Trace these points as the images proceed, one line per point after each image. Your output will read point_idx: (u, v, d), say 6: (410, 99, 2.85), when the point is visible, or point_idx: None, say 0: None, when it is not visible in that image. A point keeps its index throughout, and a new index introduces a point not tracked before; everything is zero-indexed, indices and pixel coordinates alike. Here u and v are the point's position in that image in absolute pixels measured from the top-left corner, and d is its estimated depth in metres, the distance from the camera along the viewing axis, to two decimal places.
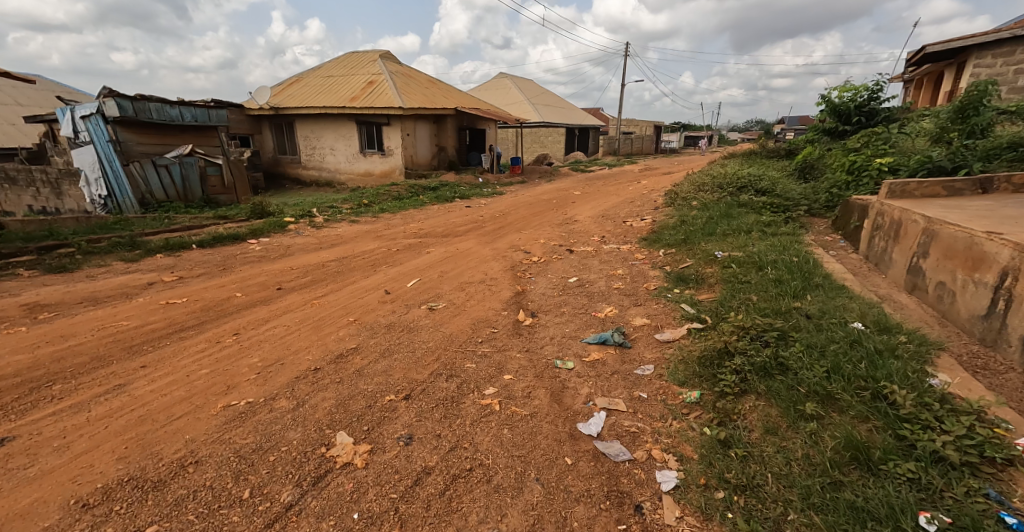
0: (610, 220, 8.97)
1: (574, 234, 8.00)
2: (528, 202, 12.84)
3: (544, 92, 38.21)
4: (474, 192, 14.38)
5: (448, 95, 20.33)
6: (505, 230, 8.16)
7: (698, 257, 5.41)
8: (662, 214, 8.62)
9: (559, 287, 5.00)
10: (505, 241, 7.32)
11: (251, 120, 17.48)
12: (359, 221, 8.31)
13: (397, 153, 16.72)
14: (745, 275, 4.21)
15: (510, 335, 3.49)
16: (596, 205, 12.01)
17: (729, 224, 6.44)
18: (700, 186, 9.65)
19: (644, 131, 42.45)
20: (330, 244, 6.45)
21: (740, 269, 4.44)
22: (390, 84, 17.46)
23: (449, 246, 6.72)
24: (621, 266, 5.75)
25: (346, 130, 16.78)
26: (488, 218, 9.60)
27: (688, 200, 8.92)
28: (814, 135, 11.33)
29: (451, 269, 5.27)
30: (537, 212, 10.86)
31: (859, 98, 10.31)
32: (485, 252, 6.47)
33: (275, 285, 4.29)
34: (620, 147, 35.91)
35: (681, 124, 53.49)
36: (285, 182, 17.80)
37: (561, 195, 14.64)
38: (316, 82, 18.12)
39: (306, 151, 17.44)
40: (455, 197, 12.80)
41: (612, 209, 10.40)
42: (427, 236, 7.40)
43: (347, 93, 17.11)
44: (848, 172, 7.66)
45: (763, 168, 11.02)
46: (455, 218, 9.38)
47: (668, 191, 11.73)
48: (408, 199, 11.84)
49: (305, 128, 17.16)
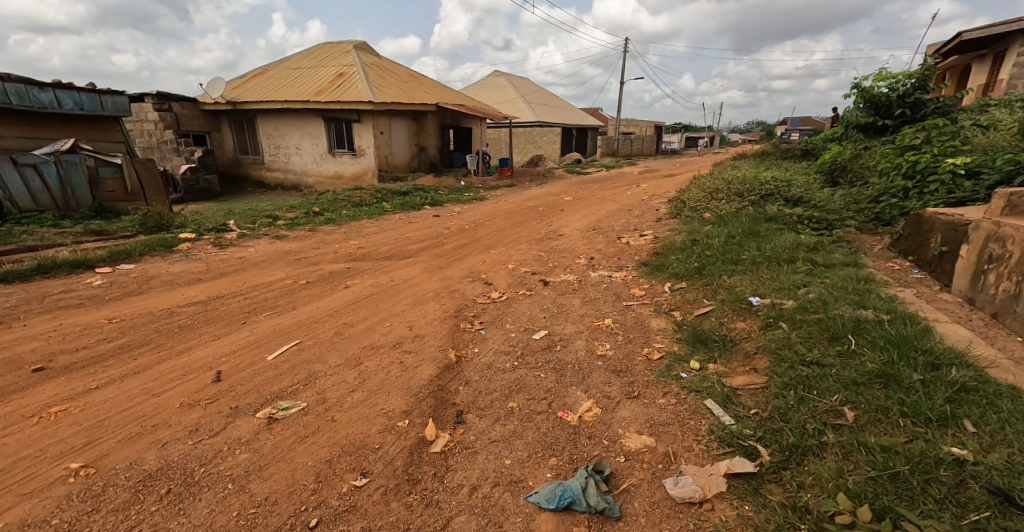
0: (601, 236, 7.39)
1: (554, 254, 6.42)
2: (511, 209, 11.29)
3: (540, 91, 36.70)
4: (451, 198, 12.83)
5: (430, 91, 18.85)
6: (470, 251, 6.60)
7: (726, 302, 3.77)
8: (665, 229, 7.03)
9: (515, 351, 3.38)
10: (463, 267, 5.75)
11: (208, 115, 15.85)
12: (290, 238, 6.72)
13: (369, 153, 15.52)
14: (819, 353, 2.56)
15: (390, 492, 1.85)
16: (585, 213, 10.46)
17: (756, 247, 4.89)
18: (710, 191, 8.18)
19: (644, 132, 40.92)
20: (222, 271, 4.85)
21: (805, 336, 2.78)
22: (362, 77, 16.01)
23: (387, 275, 5.14)
24: (609, 312, 4.14)
25: (313, 127, 15.55)
26: (455, 233, 8.02)
27: (696, 209, 7.42)
28: (847, 130, 9.78)
29: (364, 320, 3.65)
30: (517, 223, 9.29)
31: (900, 88, 8.76)
32: (431, 285, 4.87)
33: (35, 361, 2.62)
34: (618, 148, 34.32)
35: (681, 127, 52.09)
36: (248, 186, 16.39)
37: (550, 201, 13.07)
38: (283, 76, 16.58)
39: (269, 151, 16.14)
40: (426, 204, 11.23)
41: (604, 220, 8.83)
42: (364, 260, 5.81)
43: (315, 86, 15.64)
44: (903, 175, 6.10)
45: (783, 171, 9.46)
46: (415, 232, 7.80)
47: (673, 197, 10.20)
48: (371, 207, 10.25)
49: (267, 125, 15.86)
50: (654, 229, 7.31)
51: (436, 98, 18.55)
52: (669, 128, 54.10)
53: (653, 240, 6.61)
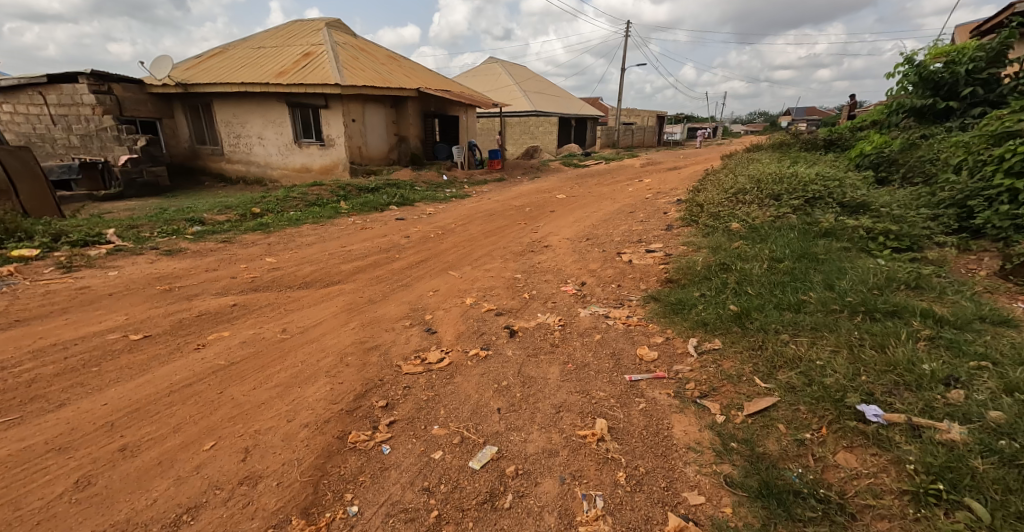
0: (594, 251, 5.92)
1: (533, 281, 4.96)
2: (493, 210, 9.80)
3: (536, 79, 35.00)
4: (428, 197, 11.39)
5: (412, 76, 17.26)
6: (423, 275, 5.10)
7: (822, 400, 2.19)
8: (677, 245, 5.55)
9: (429, 512, 1.84)
10: (404, 302, 4.28)
11: (158, 100, 14.45)
12: (189, 252, 5.19)
13: (339, 143, 14.42)
14: None
15: None
16: (577, 215, 8.98)
17: (817, 280, 3.42)
18: (728, 191, 6.82)
19: (646, 122, 39.27)
20: (27, 313, 3.29)
21: None
22: (330, 58, 14.47)
23: (286, 318, 3.60)
24: (599, 399, 2.64)
25: (277, 114, 14.30)
26: (414, 245, 6.54)
27: (715, 214, 6.01)
28: (894, 115, 8.27)
29: (168, 434, 2.07)
30: (496, 228, 7.79)
31: (970, 62, 7.19)
32: (343, 337, 3.34)
33: None
34: (619, 139, 32.65)
35: (684, 118, 50.46)
36: (205, 178, 15.09)
37: (541, 198, 11.59)
38: (244, 57, 14.98)
39: (230, 140, 14.87)
40: (395, 203, 9.75)
41: (598, 227, 7.36)
42: (268, 289, 4.28)
43: (277, 67, 14.13)
44: (994, 171, 4.67)
45: (817, 166, 7.96)
46: (364, 244, 6.32)
47: (684, 197, 8.76)
48: (326, 210, 8.75)
49: (225, 111, 14.57)
50: (659, 242, 5.84)
51: (419, 82, 17.07)
52: (671, 118, 52.15)
53: (661, 260, 5.16)
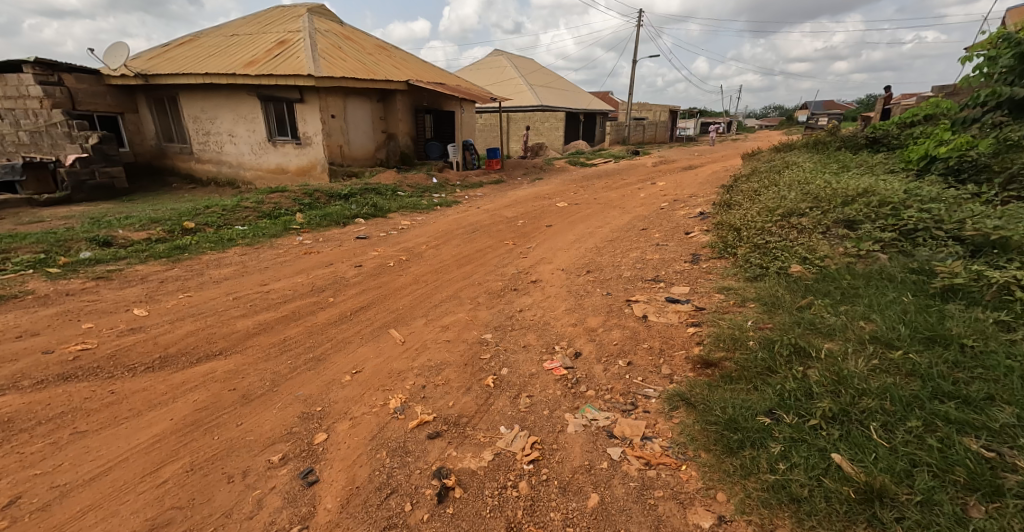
0: (597, 300, 4.45)
1: (505, 354, 3.52)
2: (479, 223, 8.41)
3: (543, 71, 33.39)
4: (410, 206, 10.07)
5: (402, 68, 15.83)
6: (352, 338, 3.65)
7: None
8: (712, 296, 4.04)
9: None
10: (298, 397, 2.79)
11: (119, 91, 13.10)
12: (30, 297, 3.78)
13: (316, 141, 13.03)
14: None
15: None
16: (576, 234, 7.56)
17: (999, 416, 1.86)
18: (768, 212, 5.33)
19: (659, 117, 37.53)
20: None
21: None
22: (307, 46, 13.03)
23: (53, 456, 2.14)
24: None
25: (247, 108, 12.89)
26: (364, 280, 5.14)
27: (757, 247, 4.51)
28: (971, 109, 6.77)
29: None
30: (475, 253, 6.39)
31: None
32: (120, 519, 1.86)
33: None
34: (630, 135, 30.94)
35: (697, 113, 48.54)
36: (172, 179, 13.77)
37: (540, 207, 10.20)
38: (213, 45, 13.54)
39: (198, 137, 13.49)
40: (368, 216, 8.43)
41: (601, 257, 5.92)
42: (92, 373, 2.81)
43: (246, 56, 12.66)
44: None
45: (874, 175, 6.47)
46: (296, 278, 4.90)
47: (710, 216, 7.25)
48: (277, 224, 7.36)
49: (192, 105, 13.18)
50: (683, 290, 4.33)
51: (407, 74, 15.65)
52: (683, 112, 50.26)
53: (688, 325, 3.65)
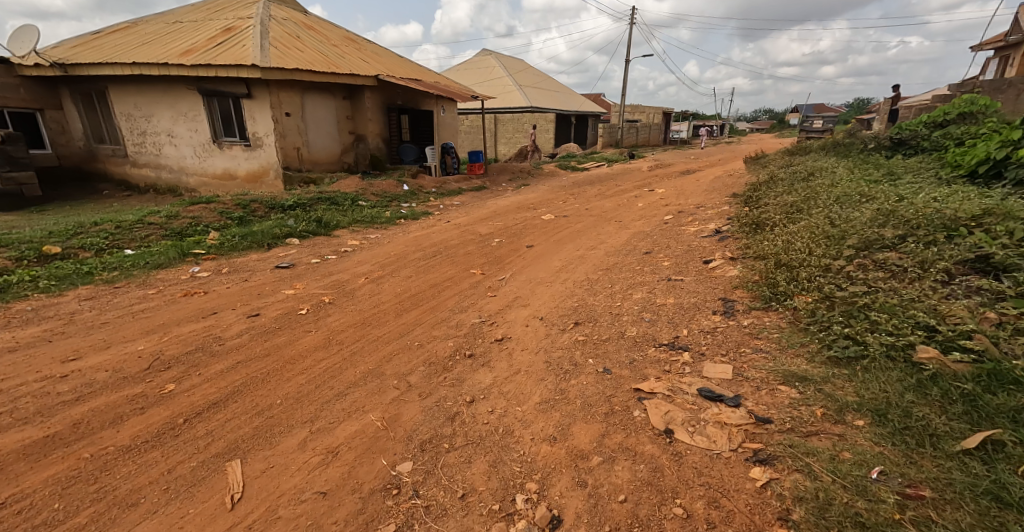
0: (589, 389, 2.91)
1: (420, 527, 1.94)
2: (445, 245, 6.94)
3: (532, 71, 32.00)
4: (369, 221, 8.57)
5: (372, 63, 14.26)
6: (145, 486, 2.01)
7: None
8: (780, 395, 2.48)
9: None
10: None
11: (36, 84, 11.37)
12: None
13: (269, 142, 11.38)
14: None
15: None
16: (561, 262, 6.09)
17: None
18: (829, 242, 3.84)
19: (652, 119, 36.35)
20: None
21: None
22: (257, 34, 11.39)
23: None
24: None
25: (187, 104, 11.15)
26: (249, 339, 3.55)
27: (836, 304, 2.98)
28: None
29: None
30: (428, 294, 4.85)
31: None
32: None
33: None
34: (623, 138, 29.63)
35: (689, 116, 47.65)
36: (104, 186, 12.03)
37: (522, 222, 8.76)
38: (149, 32, 11.80)
39: (132, 137, 11.74)
40: (308, 236, 6.88)
41: (594, 303, 4.42)
42: None
43: (184, 44, 10.97)
44: None
45: (947, 186, 5.04)
46: (138, 341, 3.30)
47: (733, 240, 5.78)
48: (180, 245, 5.72)
49: (123, 100, 11.43)
50: (723, 378, 2.79)
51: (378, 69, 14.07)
52: (678, 114, 49.28)
53: (750, 460, 2.09)
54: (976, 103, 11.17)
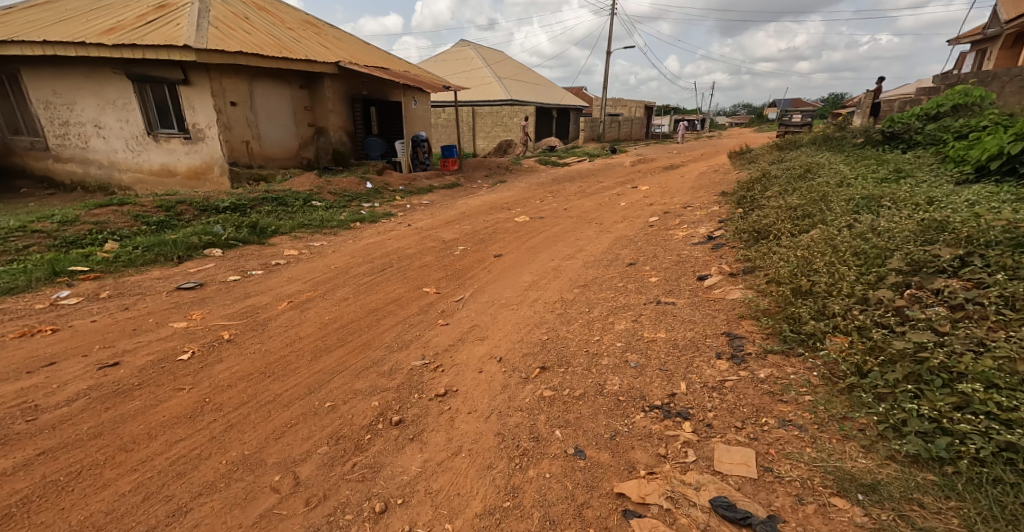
0: (552, 490, 2.04)
1: None
2: (400, 256, 6.03)
3: (511, 62, 30.99)
4: (319, 225, 7.61)
5: (333, 49, 13.14)
6: None
7: None
8: (844, 529, 1.62)
9: None
10: None
11: None
12: None
13: (213, 135, 10.20)
14: None
15: None
16: (532, 278, 5.24)
17: None
18: (867, 267, 3.02)
19: (634, 113, 35.79)
20: None
21: None
22: (195, 12, 10.15)
23: None
24: None
25: (116, 92, 9.85)
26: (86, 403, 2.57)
27: (903, 363, 2.14)
28: None
29: None
30: (363, 323, 3.91)
31: None
32: None
33: None
34: (606, 132, 28.90)
35: (671, 110, 47.31)
36: (23, 184, 10.68)
37: (494, 227, 7.92)
38: (70, 9, 10.42)
39: (53, 129, 10.37)
40: (238, 244, 5.87)
41: (567, 339, 3.57)
42: None
43: (108, 22, 9.67)
44: None
45: (979, 187, 4.31)
46: None
47: (732, 254, 4.97)
48: (62, 257, 4.64)
49: (40, 87, 10.06)
50: (748, 478, 1.92)
51: (339, 56, 12.89)
52: (660, 109, 48.93)
53: None
54: (969, 95, 10.67)
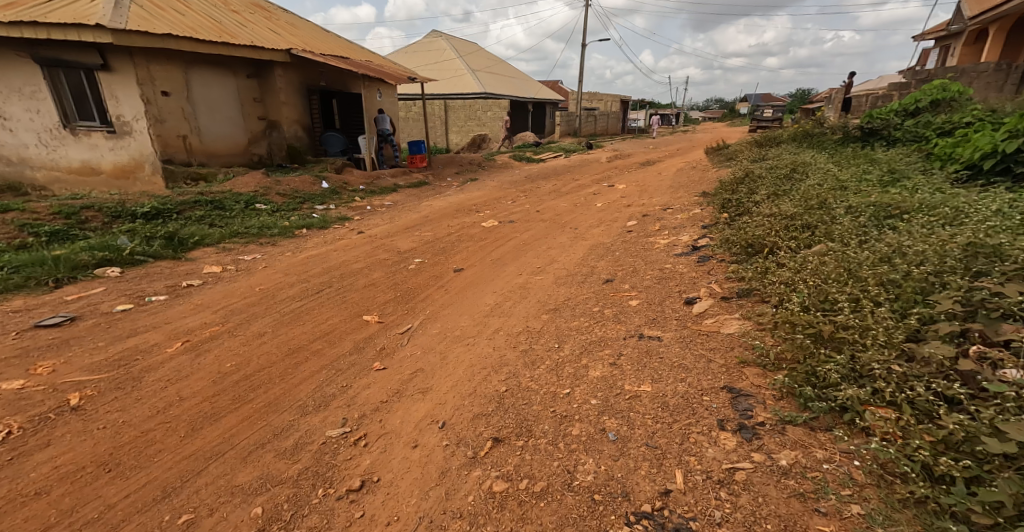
0: None
1: None
2: (345, 273, 5.21)
3: (484, 54, 29.99)
4: (257, 234, 6.69)
5: (284, 35, 12.06)
6: None
7: None
8: None
9: None
10: None
11: None
12: None
13: (142, 128, 9.12)
14: None
15: None
16: (495, 301, 4.52)
17: None
18: (908, 306, 2.39)
19: (610, 106, 35.32)
20: None
21: None
22: None
23: None
24: None
25: (21, 78, 8.57)
26: None
27: (1010, 477, 1.48)
28: None
29: None
30: (274, 370, 3.10)
31: None
32: None
33: None
34: (582, 126, 28.32)
35: (647, 104, 47.13)
36: None
37: (458, 234, 7.15)
38: None
39: None
40: (146, 260, 4.94)
41: (530, 392, 2.86)
42: None
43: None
44: None
45: (998, 194, 3.78)
46: None
47: (724, 271, 4.35)
48: None
49: None
50: None
51: (291, 42, 11.79)
52: (636, 103, 48.72)
53: None
54: (948, 89, 10.38)
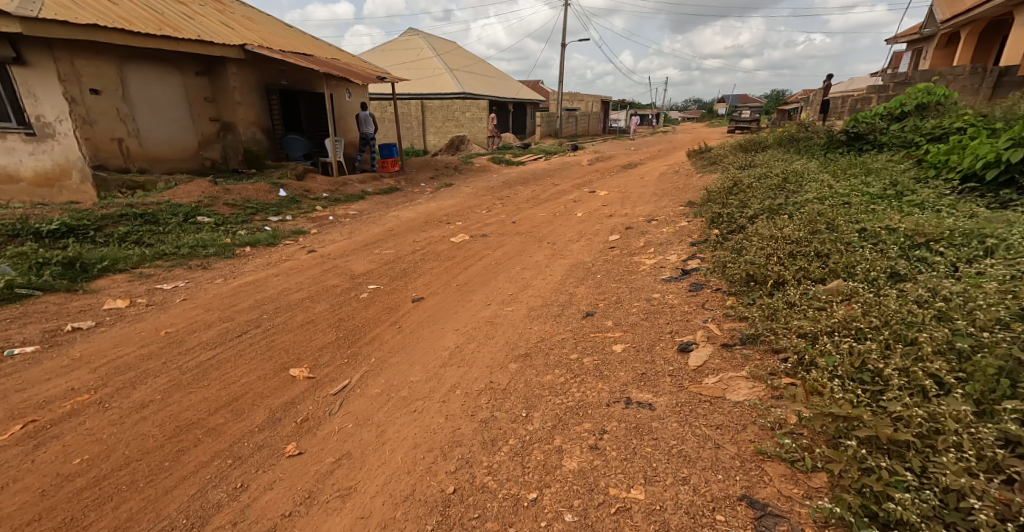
0: None
1: None
2: (280, 306, 4.43)
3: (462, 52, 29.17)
4: (189, 253, 5.84)
5: (238, 28, 11.12)
6: None
7: None
8: None
9: None
10: None
11: None
12: None
13: (68, 130, 8.09)
14: None
15: None
16: (456, 343, 3.79)
17: None
18: (990, 396, 1.80)
19: (591, 106, 34.84)
20: None
21: None
22: None
23: None
24: None
25: None
26: None
27: None
28: None
29: None
30: (143, 468, 2.32)
31: None
32: None
33: None
34: (562, 127, 27.74)
35: (627, 104, 46.92)
36: None
37: (424, 251, 6.41)
38: None
39: None
40: (29, 294, 4.09)
41: (486, 496, 2.15)
42: None
43: None
44: None
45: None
46: None
47: (722, 305, 3.72)
48: None
49: None
50: None
51: (247, 37, 10.83)
52: (617, 103, 48.51)
53: None
54: (932, 93, 9.99)
